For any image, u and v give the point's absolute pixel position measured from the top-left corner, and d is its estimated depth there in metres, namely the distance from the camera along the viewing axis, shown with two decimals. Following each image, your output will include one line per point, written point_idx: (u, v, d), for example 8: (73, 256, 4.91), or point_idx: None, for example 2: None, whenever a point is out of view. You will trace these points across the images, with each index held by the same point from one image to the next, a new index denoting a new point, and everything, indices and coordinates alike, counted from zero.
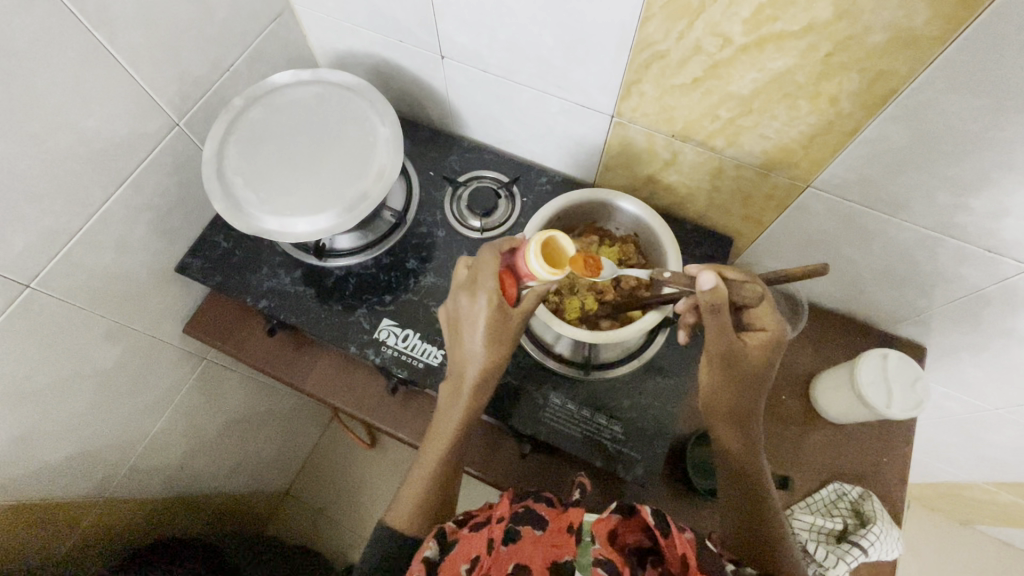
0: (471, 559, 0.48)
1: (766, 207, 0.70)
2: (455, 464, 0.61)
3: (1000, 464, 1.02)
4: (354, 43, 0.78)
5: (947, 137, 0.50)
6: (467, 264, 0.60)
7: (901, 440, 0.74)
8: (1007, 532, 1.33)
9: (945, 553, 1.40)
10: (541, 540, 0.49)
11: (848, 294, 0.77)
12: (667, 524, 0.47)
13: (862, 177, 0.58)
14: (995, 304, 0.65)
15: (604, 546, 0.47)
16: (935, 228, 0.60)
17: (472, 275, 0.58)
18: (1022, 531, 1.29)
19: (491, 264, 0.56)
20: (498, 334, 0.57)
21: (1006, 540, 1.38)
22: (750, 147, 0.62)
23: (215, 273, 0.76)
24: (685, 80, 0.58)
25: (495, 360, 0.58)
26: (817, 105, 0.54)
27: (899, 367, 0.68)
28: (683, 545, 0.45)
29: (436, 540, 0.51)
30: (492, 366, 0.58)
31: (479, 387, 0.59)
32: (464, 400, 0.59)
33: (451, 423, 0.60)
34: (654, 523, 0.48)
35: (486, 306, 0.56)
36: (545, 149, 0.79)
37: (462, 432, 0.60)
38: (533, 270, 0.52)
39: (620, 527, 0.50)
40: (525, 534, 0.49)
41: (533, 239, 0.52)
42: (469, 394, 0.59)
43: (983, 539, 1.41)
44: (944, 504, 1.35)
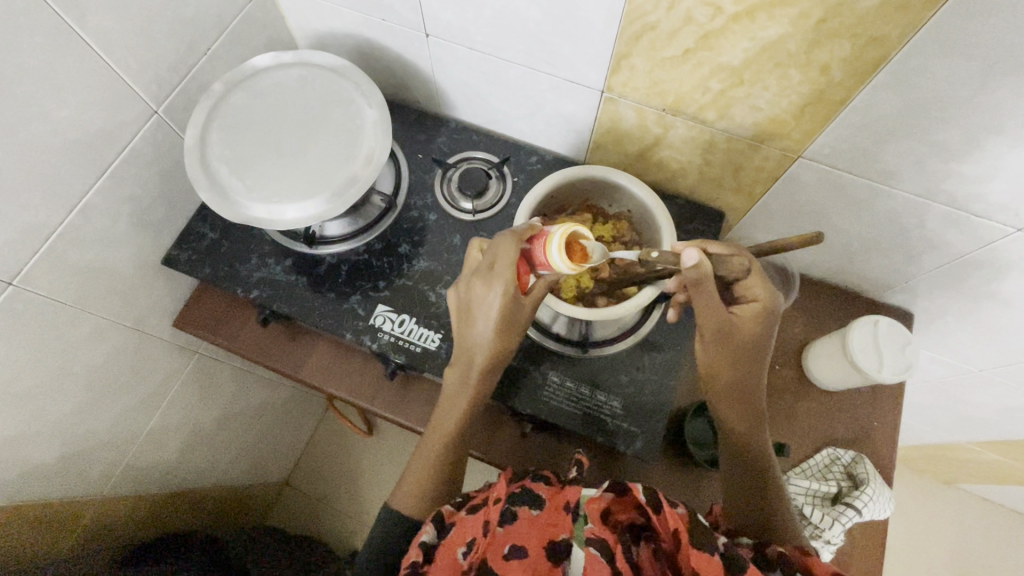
0: (466, 543, 0.49)
1: (757, 179, 0.70)
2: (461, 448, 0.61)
3: (982, 424, 1.06)
4: (335, 24, 0.75)
5: (937, 103, 0.50)
6: (481, 247, 0.61)
7: (890, 405, 0.75)
8: (987, 489, 1.38)
9: (930, 512, 1.45)
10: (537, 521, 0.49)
11: (838, 264, 0.78)
12: (659, 501, 0.47)
13: (853, 146, 0.58)
14: (981, 269, 0.67)
15: (597, 526, 0.47)
16: (923, 195, 0.60)
17: (489, 261, 0.57)
18: (1002, 487, 1.34)
19: (510, 252, 0.56)
20: (510, 320, 0.57)
21: (987, 497, 1.43)
22: (741, 119, 0.62)
23: (203, 265, 0.75)
24: (676, 51, 0.57)
25: (503, 346, 0.59)
26: (808, 74, 0.53)
27: (889, 332, 0.69)
28: (674, 519, 0.46)
29: (433, 524, 0.53)
30: (503, 351, 0.59)
31: (488, 372, 0.60)
32: (473, 385, 0.60)
33: (458, 409, 0.60)
34: (647, 501, 0.48)
35: (502, 295, 0.56)
36: (535, 127, 0.79)
37: (469, 417, 0.60)
38: (554, 262, 0.53)
39: (614, 506, 0.50)
40: (521, 515, 0.49)
41: (557, 232, 0.53)
42: (478, 380, 0.59)
43: (966, 497, 1.46)
44: (928, 465, 1.40)
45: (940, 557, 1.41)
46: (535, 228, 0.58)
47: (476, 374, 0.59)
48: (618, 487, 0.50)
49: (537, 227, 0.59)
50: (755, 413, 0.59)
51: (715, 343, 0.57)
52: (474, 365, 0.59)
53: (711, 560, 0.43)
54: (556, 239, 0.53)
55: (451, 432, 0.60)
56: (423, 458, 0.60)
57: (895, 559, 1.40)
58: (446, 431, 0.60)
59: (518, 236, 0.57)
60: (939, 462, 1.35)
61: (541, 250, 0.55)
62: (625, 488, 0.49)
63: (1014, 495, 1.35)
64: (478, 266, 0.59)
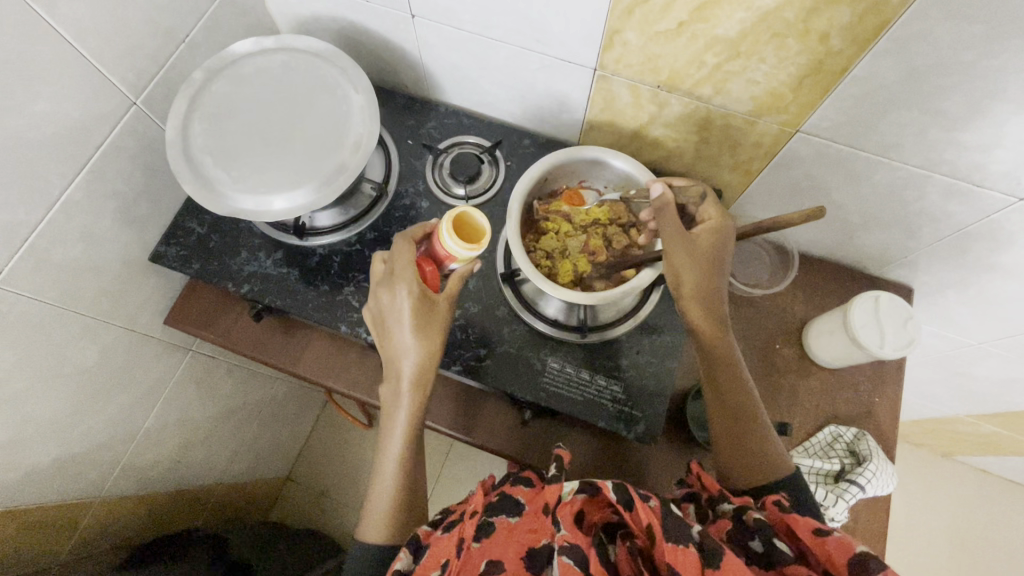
0: (442, 563, 0.47)
1: (754, 156, 0.68)
2: (414, 460, 0.61)
3: (982, 396, 1.06)
4: (317, 8, 0.73)
5: (939, 69, 0.49)
6: (384, 259, 0.61)
7: (891, 380, 0.75)
8: (985, 460, 1.40)
9: (928, 485, 1.47)
10: (515, 529, 0.48)
11: (837, 240, 0.77)
12: (629, 498, 0.47)
13: (853, 118, 0.57)
14: (981, 241, 0.66)
15: (570, 532, 0.45)
16: (924, 166, 0.59)
17: (390, 269, 0.58)
18: (1000, 459, 1.35)
19: (406, 254, 0.58)
20: (429, 321, 0.57)
21: (985, 468, 1.45)
22: (737, 94, 0.60)
23: (192, 260, 0.73)
24: (669, 25, 0.55)
25: (429, 350, 0.58)
26: (806, 43, 0.52)
27: (890, 308, 0.68)
28: (646, 514, 0.46)
29: (408, 550, 0.51)
30: (429, 354, 0.58)
31: (418, 379, 0.58)
32: (405, 399, 0.58)
33: (399, 424, 0.59)
34: (617, 498, 0.48)
35: (408, 296, 0.56)
36: (526, 109, 0.77)
37: (412, 429, 0.59)
38: (451, 248, 0.55)
39: (586, 507, 0.50)
40: (499, 526, 0.49)
41: (443, 221, 0.56)
42: (409, 388, 0.58)
43: (964, 469, 1.47)
44: (927, 439, 1.41)
45: (939, 529, 1.43)
46: (426, 228, 0.60)
47: (406, 384, 0.58)
48: (588, 487, 0.50)
49: (430, 226, 0.61)
50: (730, 359, 0.58)
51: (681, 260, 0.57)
52: (403, 375, 0.58)
53: (685, 552, 0.42)
54: (447, 225, 0.56)
55: (401, 453, 0.59)
56: (384, 486, 0.59)
57: (895, 532, 1.42)
58: (394, 453, 0.59)
59: (410, 238, 0.59)
60: (937, 435, 1.36)
61: (438, 243, 0.57)
62: (594, 489, 0.50)
63: (1013, 466, 1.36)
64: (382, 278, 0.60)
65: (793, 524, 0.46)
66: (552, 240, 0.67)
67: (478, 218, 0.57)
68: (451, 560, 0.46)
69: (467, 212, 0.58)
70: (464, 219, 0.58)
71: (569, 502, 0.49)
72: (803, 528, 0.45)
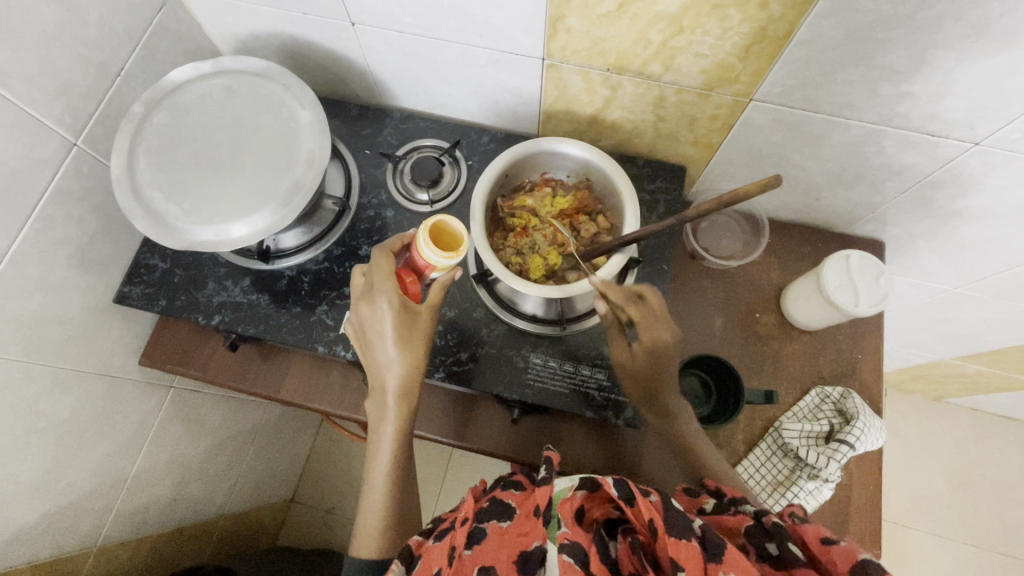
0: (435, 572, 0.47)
1: (712, 129, 0.68)
2: (403, 471, 0.60)
3: (963, 338, 1.08)
4: (255, 25, 0.71)
5: (881, 24, 0.49)
6: (363, 271, 0.60)
7: (871, 335, 0.76)
8: (974, 399, 1.43)
9: (923, 429, 1.49)
10: (508, 533, 0.49)
11: (804, 203, 0.78)
12: (630, 492, 0.47)
13: (803, 82, 0.57)
14: (945, 188, 0.66)
15: (570, 528, 0.46)
16: (879, 121, 0.59)
17: (369, 283, 0.57)
18: (989, 396, 1.38)
19: (385, 268, 0.57)
20: (411, 332, 0.57)
21: (976, 407, 1.48)
22: (687, 69, 0.60)
23: (159, 297, 0.72)
24: (609, 7, 0.54)
25: (413, 363, 0.57)
26: (747, 12, 0.51)
27: (862, 266, 0.69)
28: (648, 509, 0.46)
29: (402, 559, 0.51)
30: (412, 366, 0.57)
31: (405, 393, 0.58)
32: (392, 412, 0.58)
33: (387, 436, 0.58)
34: (619, 493, 0.48)
35: (389, 309, 0.55)
36: (482, 105, 0.76)
37: (402, 440, 0.59)
38: (430, 258, 0.54)
39: (586, 503, 0.50)
40: (490, 530, 0.49)
41: (420, 231, 0.54)
42: (396, 401, 0.58)
43: (956, 410, 1.50)
44: (916, 384, 1.44)
45: (936, 471, 1.46)
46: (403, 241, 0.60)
47: (391, 397, 0.58)
48: (588, 482, 0.51)
49: (410, 236, 0.60)
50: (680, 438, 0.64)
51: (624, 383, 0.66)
52: (387, 387, 0.57)
53: (688, 545, 0.43)
54: (426, 235, 0.54)
55: (389, 468, 0.59)
56: (374, 503, 0.58)
57: (895, 480, 1.44)
58: (381, 470, 0.59)
59: (388, 253, 0.58)
60: (926, 380, 1.38)
61: (417, 254, 0.56)
62: (594, 485, 0.50)
63: (1001, 401, 1.39)
64: (362, 291, 0.58)
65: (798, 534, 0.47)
66: (521, 237, 0.66)
67: (453, 224, 0.56)
68: (443, 567, 0.47)
69: (443, 220, 0.56)
70: (441, 227, 0.56)
71: (569, 500, 0.50)
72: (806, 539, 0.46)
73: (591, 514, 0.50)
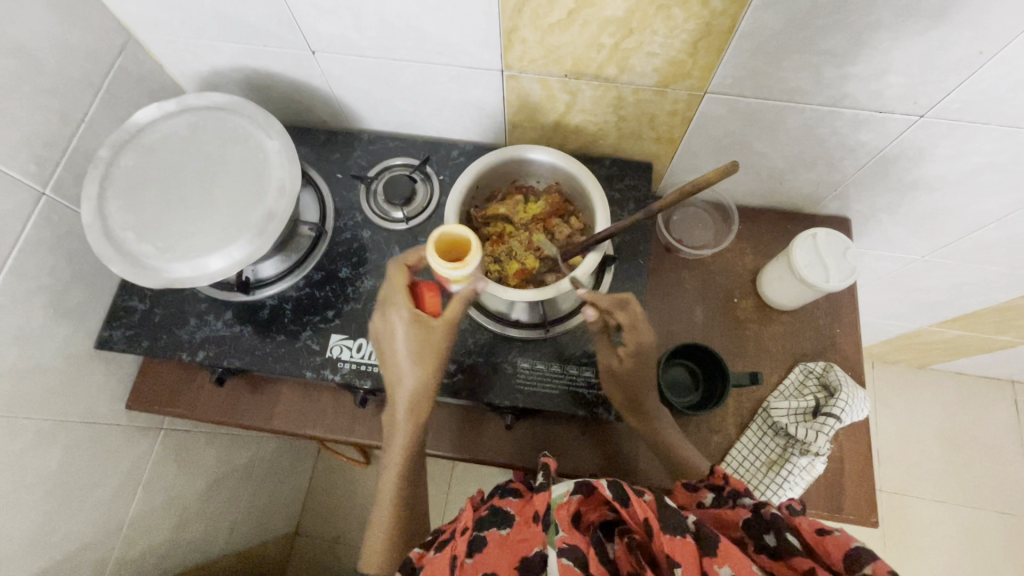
0: None
1: (673, 124, 0.70)
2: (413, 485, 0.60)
3: (937, 305, 1.11)
4: (216, 61, 0.72)
5: (817, 11, 0.51)
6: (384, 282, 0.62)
7: (846, 308, 0.78)
8: (956, 364, 1.46)
9: (912, 398, 1.52)
10: (508, 540, 0.50)
11: (769, 187, 0.80)
12: (624, 493, 0.49)
13: (752, 71, 0.59)
14: (898, 160, 0.69)
15: (567, 534, 0.47)
16: (828, 103, 0.62)
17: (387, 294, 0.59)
18: (970, 359, 1.42)
19: (401, 281, 0.58)
20: (422, 347, 0.57)
21: (960, 371, 1.51)
22: (641, 69, 0.62)
23: (140, 339, 0.71)
24: (560, 16, 0.56)
25: (425, 377, 0.58)
26: (691, 10, 0.53)
27: (829, 243, 0.71)
28: (643, 509, 0.47)
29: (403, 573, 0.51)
30: (423, 380, 0.58)
31: (416, 408, 0.58)
32: (404, 426, 0.59)
33: (399, 450, 0.59)
34: (613, 495, 0.49)
35: (403, 320, 0.57)
36: (448, 121, 0.77)
37: (413, 454, 0.59)
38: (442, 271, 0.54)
39: (583, 507, 0.51)
40: (491, 538, 0.51)
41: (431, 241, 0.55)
42: (407, 416, 0.58)
43: (941, 376, 1.53)
44: (899, 355, 1.47)
45: (928, 438, 1.49)
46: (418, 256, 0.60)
47: (403, 412, 0.58)
48: (582, 486, 0.51)
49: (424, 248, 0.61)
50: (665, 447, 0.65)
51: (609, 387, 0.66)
52: (400, 400, 0.58)
53: (683, 541, 0.45)
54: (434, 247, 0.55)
55: (398, 480, 0.59)
56: (381, 513, 0.59)
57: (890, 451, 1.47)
58: (391, 481, 0.59)
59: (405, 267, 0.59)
60: (908, 350, 1.41)
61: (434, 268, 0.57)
62: (590, 488, 0.51)
63: (982, 363, 1.43)
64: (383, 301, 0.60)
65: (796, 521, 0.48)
66: (497, 245, 0.68)
67: (460, 233, 0.56)
68: None
69: (452, 230, 0.56)
70: (450, 238, 0.57)
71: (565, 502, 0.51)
72: (805, 526, 0.47)
73: (587, 518, 0.51)
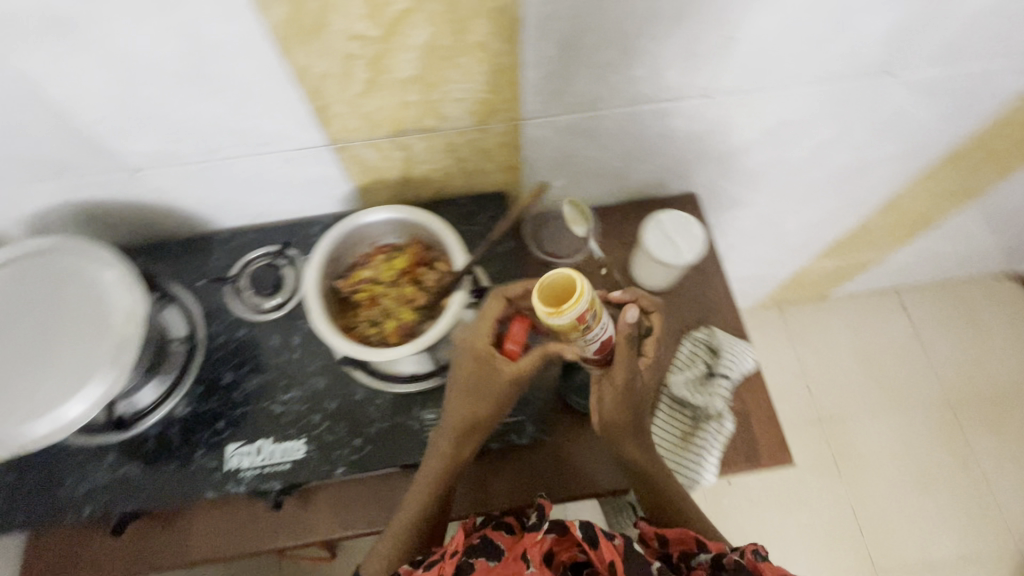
0: None
1: (508, 152, 0.75)
2: (435, 515, 0.63)
3: (805, 243, 1.23)
4: (36, 203, 0.69)
5: (581, 33, 0.57)
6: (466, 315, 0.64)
7: (713, 272, 0.85)
8: (847, 288, 1.61)
9: (821, 328, 1.65)
10: (495, 569, 0.57)
11: (618, 185, 0.86)
12: (594, 535, 0.58)
13: (552, 93, 0.65)
14: (709, 133, 0.77)
15: (540, 569, 0.56)
16: (629, 103, 0.68)
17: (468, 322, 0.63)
18: (856, 281, 1.56)
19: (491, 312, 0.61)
20: (469, 383, 0.62)
21: (853, 293, 1.66)
22: (455, 114, 0.66)
23: (17, 513, 0.66)
24: (360, 86, 0.59)
25: (472, 412, 0.63)
26: (474, 56, 0.58)
27: (673, 222, 0.77)
28: (610, 552, 0.57)
29: None
30: (465, 414, 0.63)
31: (462, 441, 0.63)
32: (444, 454, 0.63)
33: (432, 476, 0.63)
34: (583, 536, 0.58)
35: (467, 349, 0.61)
36: (300, 201, 0.78)
37: (444, 484, 0.63)
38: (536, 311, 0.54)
39: (557, 547, 0.60)
40: (478, 565, 0.57)
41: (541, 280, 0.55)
42: (452, 444, 0.63)
43: (840, 302, 1.68)
44: (798, 294, 1.60)
45: (845, 361, 1.62)
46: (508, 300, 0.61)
47: (450, 441, 0.63)
48: (558, 527, 0.60)
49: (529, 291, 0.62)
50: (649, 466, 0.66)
51: (607, 394, 0.62)
52: (445, 429, 0.63)
53: None
54: (538, 294, 0.55)
55: (417, 503, 0.63)
56: (394, 529, 0.63)
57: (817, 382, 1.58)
58: (413, 502, 0.63)
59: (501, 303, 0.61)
60: (804, 286, 1.54)
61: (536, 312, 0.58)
62: (563, 529, 0.60)
63: (866, 281, 1.58)
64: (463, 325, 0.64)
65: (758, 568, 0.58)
66: (370, 309, 0.68)
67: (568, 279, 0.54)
68: None
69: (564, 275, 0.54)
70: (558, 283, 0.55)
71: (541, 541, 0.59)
72: (770, 572, 0.57)
73: (559, 557, 0.60)
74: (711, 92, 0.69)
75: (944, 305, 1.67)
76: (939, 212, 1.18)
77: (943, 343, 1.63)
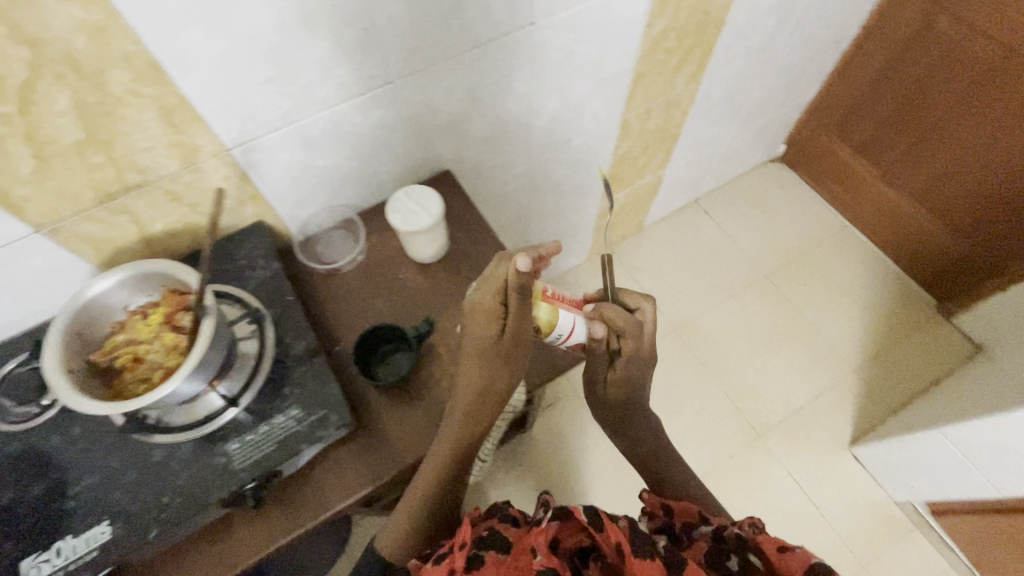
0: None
1: (238, 183, 0.79)
2: (452, 474, 0.77)
3: (584, 185, 1.40)
4: None
5: (226, 57, 0.63)
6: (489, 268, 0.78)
7: (480, 228, 0.94)
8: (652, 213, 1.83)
9: (649, 254, 1.86)
10: (503, 561, 0.71)
11: (370, 184, 0.94)
12: (600, 521, 0.73)
13: (238, 117, 0.70)
14: (420, 114, 0.87)
15: (546, 557, 0.68)
16: (322, 107, 0.76)
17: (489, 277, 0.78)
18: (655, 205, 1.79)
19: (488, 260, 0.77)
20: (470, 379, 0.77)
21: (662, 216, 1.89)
22: (153, 162, 0.69)
23: None
24: (32, 164, 0.61)
25: (473, 400, 0.76)
26: (134, 105, 0.62)
27: (415, 194, 0.86)
28: (618, 534, 0.71)
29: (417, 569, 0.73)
30: (474, 385, 0.76)
31: (467, 416, 0.76)
32: (455, 419, 0.76)
33: (446, 446, 0.76)
34: (589, 520, 0.74)
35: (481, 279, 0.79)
36: (46, 298, 0.76)
37: (460, 456, 0.77)
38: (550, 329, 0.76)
39: (565, 534, 0.76)
40: (490, 560, 0.71)
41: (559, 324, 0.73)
42: (460, 421, 0.76)
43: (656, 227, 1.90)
44: (616, 233, 1.79)
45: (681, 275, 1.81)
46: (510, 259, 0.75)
47: (461, 414, 0.76)
48: (563, 514, 0.76)
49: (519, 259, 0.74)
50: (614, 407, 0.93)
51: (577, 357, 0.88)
52: (456, 407, 0.76)
53: (650, 562, 0.67)
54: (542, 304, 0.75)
55: (429, 468, 0.76)
56: (416, 493, 0.77)
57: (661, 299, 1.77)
58: (427, 470, 0.76)
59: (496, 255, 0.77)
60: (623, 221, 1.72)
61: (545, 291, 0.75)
62: (567, 516, 0.76)
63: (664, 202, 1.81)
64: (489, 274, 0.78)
65: (762, 545, 0.72)
66: (136, 367, 0.69)
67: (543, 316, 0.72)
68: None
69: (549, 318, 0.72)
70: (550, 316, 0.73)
71: (546, 530, 0.73)
72: (770, 548, 0.71)
73: (565, 541, 0.75)
74: (390, 78, 0.78)
75: (736, 201, 1.94)
76: (673, 126, 1.39)
77: (748, 231, 1.89)
